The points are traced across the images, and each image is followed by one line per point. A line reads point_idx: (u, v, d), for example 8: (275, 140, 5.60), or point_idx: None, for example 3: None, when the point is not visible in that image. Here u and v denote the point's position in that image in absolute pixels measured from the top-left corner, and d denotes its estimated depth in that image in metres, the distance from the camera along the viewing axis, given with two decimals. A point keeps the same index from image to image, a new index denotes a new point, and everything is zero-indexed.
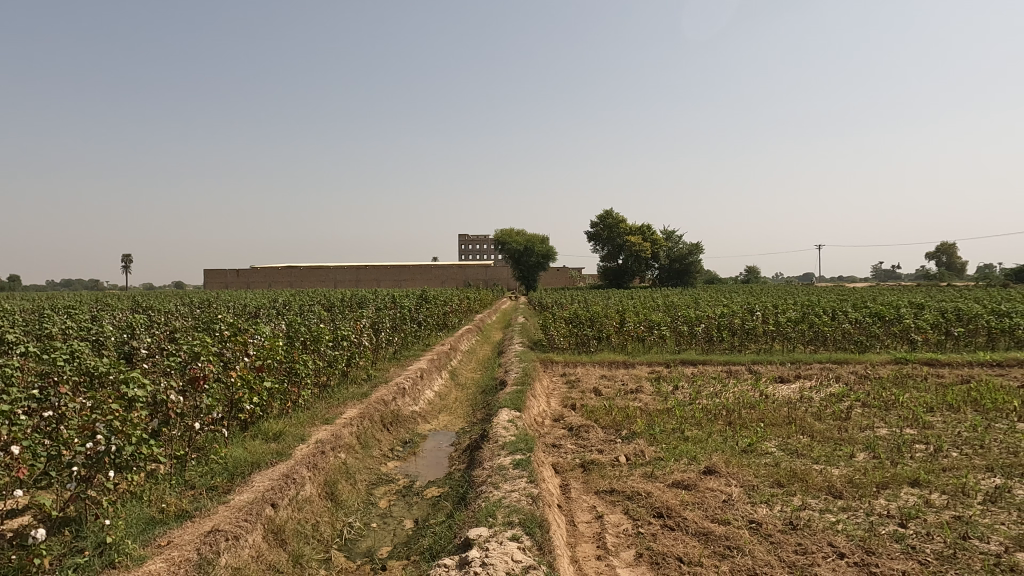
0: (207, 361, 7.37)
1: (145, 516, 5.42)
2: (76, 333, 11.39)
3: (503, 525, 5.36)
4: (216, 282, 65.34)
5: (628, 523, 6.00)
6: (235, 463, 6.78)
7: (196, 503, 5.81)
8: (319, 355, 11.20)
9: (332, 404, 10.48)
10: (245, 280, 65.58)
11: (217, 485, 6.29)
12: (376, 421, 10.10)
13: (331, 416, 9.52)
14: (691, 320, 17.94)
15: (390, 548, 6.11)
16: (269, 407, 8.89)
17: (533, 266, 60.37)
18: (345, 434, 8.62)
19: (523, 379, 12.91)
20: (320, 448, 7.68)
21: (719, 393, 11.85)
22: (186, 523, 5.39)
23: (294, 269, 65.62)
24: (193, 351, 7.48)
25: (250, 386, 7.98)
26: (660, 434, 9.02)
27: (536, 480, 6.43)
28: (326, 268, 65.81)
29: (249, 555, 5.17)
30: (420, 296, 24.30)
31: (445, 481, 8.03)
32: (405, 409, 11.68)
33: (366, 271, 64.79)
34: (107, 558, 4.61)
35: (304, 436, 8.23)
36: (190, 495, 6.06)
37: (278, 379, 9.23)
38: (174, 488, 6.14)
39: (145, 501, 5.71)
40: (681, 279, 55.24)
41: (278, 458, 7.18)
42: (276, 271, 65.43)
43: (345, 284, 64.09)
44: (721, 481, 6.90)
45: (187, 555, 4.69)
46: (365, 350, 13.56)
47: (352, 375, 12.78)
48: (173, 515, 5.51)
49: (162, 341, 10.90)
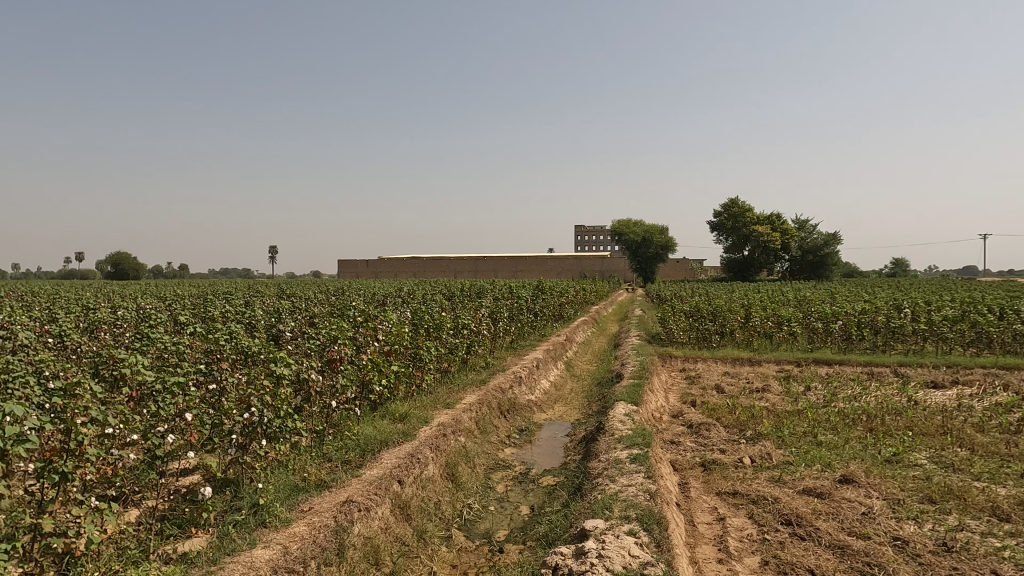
0: (342, 344, 8.01)
1: (290, 483, 5.96)
2: (233, 316, 12.82)
3: (619, 519, 5.31)
4: (348, 271, 70.61)
5: (752, 529, 5.71)
6: (366, 440, 7.28)
7: (333, 474, 6.32)
8: (441, 342, 11.69)
9: (452, 389, 10.91)
10: (373, 270, 70.15)
11: (351, 460, 6.79)
12: (494, 408, 10.39)
13: (451, 401, 9.92)
14: (826, 317, 16.58)
15: (506, 532, 6.27)
16: (396, 389, 9.43)
17: (652, 259, 58.77)
18: (464, 419, 8.95)
19: (640, 372, 12.67)
20: (442, 431, 8.05)
21: (858, 396, 10.87)
22: (324, 492, 5.88)
23: (418, 260, 69.03)
24: (331, 335, 8.16)
25: (379, 368, 8.52)
26: (790, 437, 8.46)
27: (653, 476, 6.30)
28: (447, 258, 68.53)
29: (379, 526, 5.54)
30: (536, 287, 24.55)
31: (560, 471, 8.08)
32: (521, 397, 11.91)
33: (483, 262, 66.62)
34: (260, 518, 5.15)
35: (427, 418, 8.65)
36: (328, 466, 6.59)
37: (404, 363, 9.78)
38: (314, 459, 6.71)
39: (290, 469, 6.29)
40: (814, 273, 51.22)
41: (404, 438, 7.62)
42: (401, 262, 69.22)
43: (465, 274, 66.44)
44: (859, 492, 6.35)
45: (325, 521, 5.11)
46: (483, 338, 13.98)
47: (471, 362, 13.22)
48: (313, 484, 6.03)
49: (303, 325, 11.96)
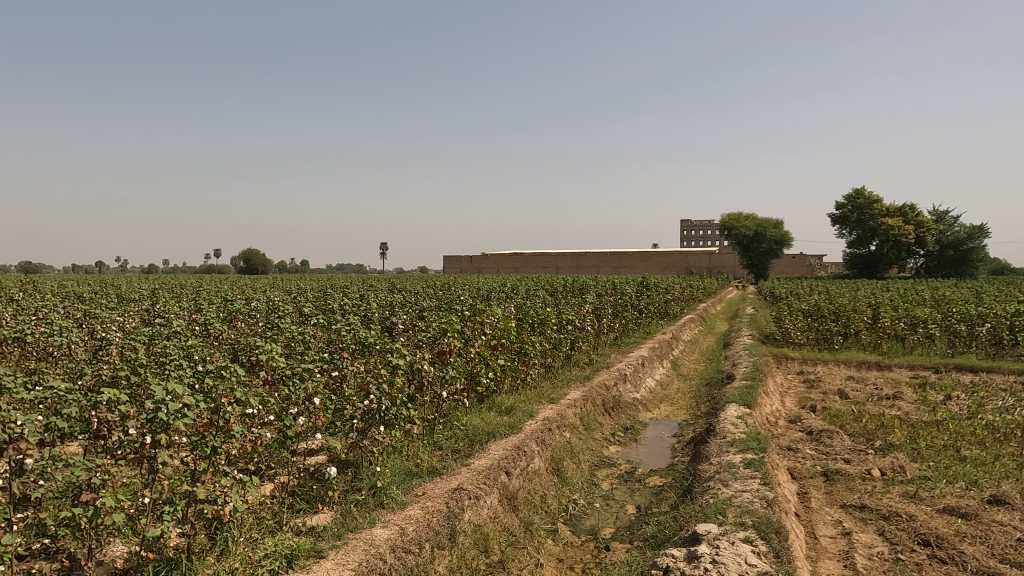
0: (452, 337, 8.29)
1: (404, 468, 6.25)
2: (351, 308, 13.65)
3: (734, 525, 5.09)
4: (454, 267, 72.87)
5: (883, 547, 5.26)
6: (474, 431, 7.49)
7: (444, 462, 6.56)
8: (545, 338, 11.76)
9: (556, 385, 10.96)
10: (478, 266, 71.92)
11: (460, 449, 7.02)
12: (598, 405, 10.31)
13: (556, 396, 9.96)
14: (972, 319, 14.89)
15: (612, 530, 6.22)
16: (502, 382, 9.62)
17: (765, 254, 55.63)
18: (569, 414, 8.97)
19: (753, 373, 12.05)
20: (548, 425, 8.12)
21: (1011, 409, 9.68)
22: (436, 479, 6.12)
23: (520, 256, 69.89)
24: (441, 328, 8.47)
25: (486, 361, 8.73)
26: (927, 450, 7.70)
27: (770, 483, 5.98)
28: (549, 255, 68.81)
29: (487, 515, 5.69)
30: (640, 283, 24.04)
31: (668, 472, 7.88)
32: (626, 395, 11.73)
33: (586, 257, 66.22)
34: (378, 499, 5.45)
35: (532, 412, 8.75)
36: (439, 454, 6.85)
37: (510, 357, 9.95)
38: (427, 447, 6.99)
39: (404, 455, 6.60)
40: (955, 270, 45.95)
41: (510, 431, 7.76)
42: (504, 258, 70.40)
43: (567, 270, 66.41)
44: (1014, 515, 5.66)
45: (438, 506, 5.33)
46: (587, 334, 13.91)
47: (575, 358, 13.20)
48: (426, 470, 6.29)
49: (414, 318, 12.50)
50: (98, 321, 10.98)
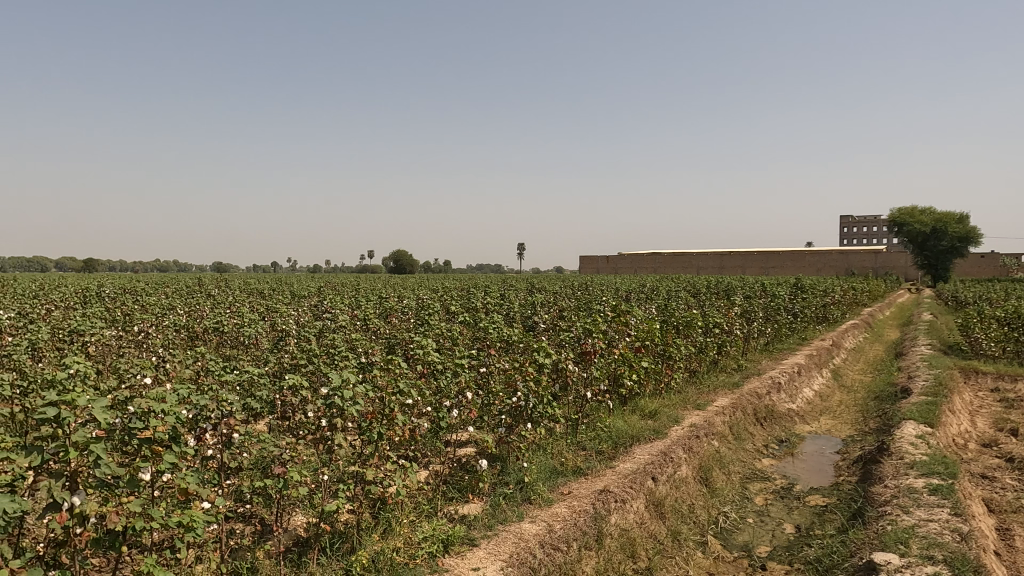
0: (596, 338, 8.25)
1: (549, 465, 6.33)
2: (494, 307, 14.11)
3: (919, 558, 4.53)
4: (590, 267, 72.66)
5: None
6: (618, 433, 7.39)
7: (588, 462, 6.55)
8: (690, 341, 11.29)
9: (702, 390, 10.48)
10: (615, 266, 71.05)
11: (604, 451, 6.96)
12: (749, 414, 9.71)
13: (702, 402, 9.53)
14: None
15: (769, 549, 5.80)
16: (645, 385, 9.39)
17: (946, 254, 48.97)
18: (717, 422, 8.54)
19: (934, 388, 10.66)
20: (695, 432, 7.80)
21: None
22: (581, 479, 6.14)
23: (660, 256, 67.91)
24: (585, 328, 8.46)
25: (629, 363, 8.58)
26: None
27: (963, 514, 5.24)
28: (691, 254, 66.11)
29: (634, 520, 5.59)
30: (793, 285, 22.29)
31: (832, 492, 7.22)
32: (780, 405, 10.92)
33: (730, 257, 62.73)
34: (525, 494, 5.58)
35: (678, 418, 8.45)
36: (583, 454, 6.85)
37: (653, 360, 9.69)
38: (570, 446, 7.02)
39: (549, 453, 6.68)
40: None
41: (655, 435, 7.57)
42: (642, 258, 68.81)
43: (709, 271, 63.39)
44: None
45: (585, 506, 5.34)
46: (736, 339, 13.15)
47: (721, 363, 12.54)
48: (570, 469, 6.32)
49: (555, 318, 12.62)
50: (278, 314, 12.39)
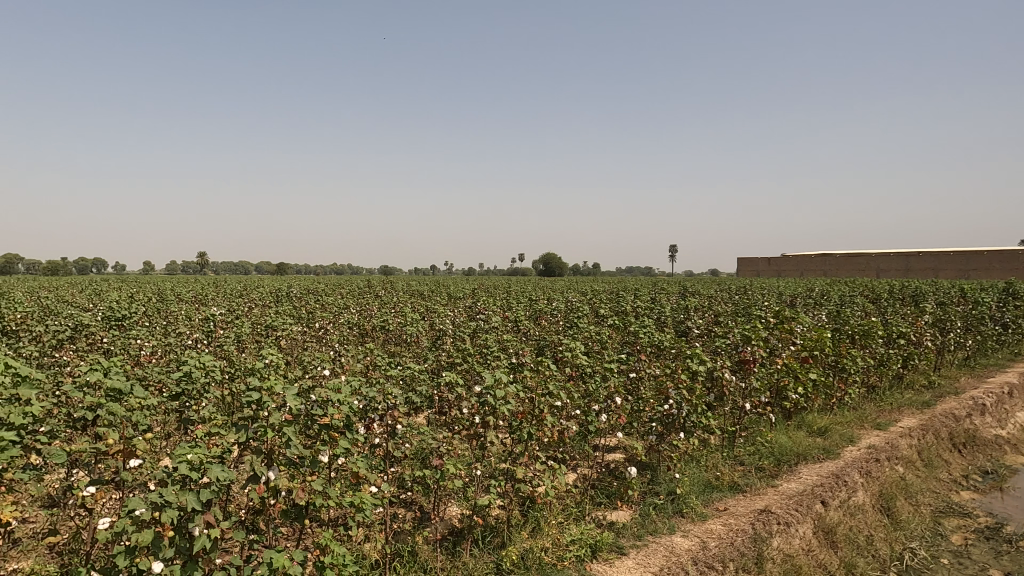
0: (756, 346, 7.70)
1: (703, 479, 6.02)
2: (644, 310, 13.80)
3: None
4: (749, 270, 68.18)
5: None
6: (781, 450, 6.83)
7: (746, 479, 6.13)
8: (869, 352, 10.11)
9: (883, 408, 9.33)
10: (777, 268, 65.96)
11: (765, 467, 6.47)
12: (943, 439, 8.45)
13: (883, 421, 8.48)
14: None
15: None
16: (813, 399, 8.58)
17: None
18: (902, 445, 7.55)
19: None
20: (874, 455, 6.97)
21: None
22: (738, 495, 5.77)
23: (831, 258, 61.78)
24: (744, 335, 7.94)
25: (795, 374, 7.89)
26: None
27: None
28: (869, 255, 59.30)
29: (799, 545, 5.11)
30: (1003, 291, 19.05)
31: None
32: (984, 431, 9.38)
33: (919, 258, 55.26)
34: (677, 506, 5.36)
35: (853, 437, 7.60)
36: (740, 469, 6.42)
37: (823, 372, 8.82)
38: (726, 460, 6.62)
39: (702, 465, 6.36)
40: None
41: (825, 455, 6.88)
42: (810, 260, 63.09)
43: (892, 274, 56.38)
44: None
45: (743, 526, 5.00)
46: (926, 351, 11.53)
47: (907, 379, 11.07)
48: (726, 485, 5.96)
49: (710, 323, 12.01)
50: (437, 314, 13.19)
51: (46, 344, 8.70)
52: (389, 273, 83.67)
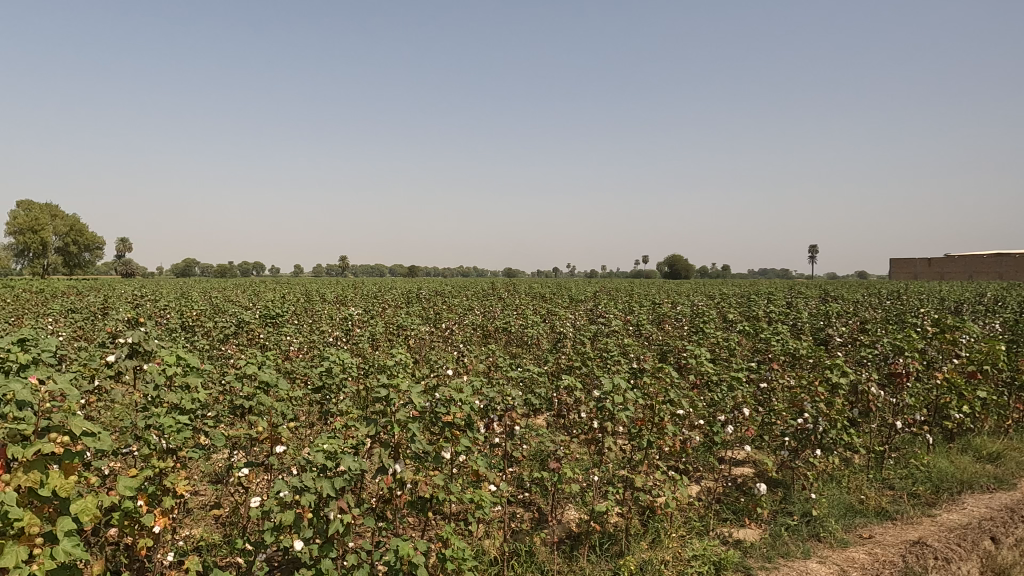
0: (910, 357, 6.92)
1: (845, 501, 5.50)
2: (777, 316, 12.92)
3: None
4: (904, 272, 61.38)
5: None
6: (941, 475, 6.07)
7: (897, 505, 5.51)
8: None
9: None
10: (939, 270, 58.76)
11: (920, 494, 5.77)
12: None
13: None
14: None
15: None
16: (982, 420, 7.54)
17: None
18: None
19: None
20: None
21: None
22: (887, 523, 5.19)
23: (1008, 258, 53.92)
24: (895, 345, 7.17)
25: (958, 391, 6.98)
26: None
27: None
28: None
29: None
30: None
31: None
32: None
33: None
34: (813, 529, 4.94)
35: None
36: (889, 494, 5.79)
37: (996, 389, 7.71)
38: (873, 482, 6.00)
39: (844, 487, 5.81)
40: None
41: (997, 485, 6.00)
42: (981, 260, 55.51)
43: None
44: None
45: (892, 558, 4.48)
46: None
47: None
48: (872, 510, 5.40)
49: (855, 330, 10.98)
50: (557, 317, 13.27)
51: (215, 339, 9.90)
52: (512, 275, 85.44)
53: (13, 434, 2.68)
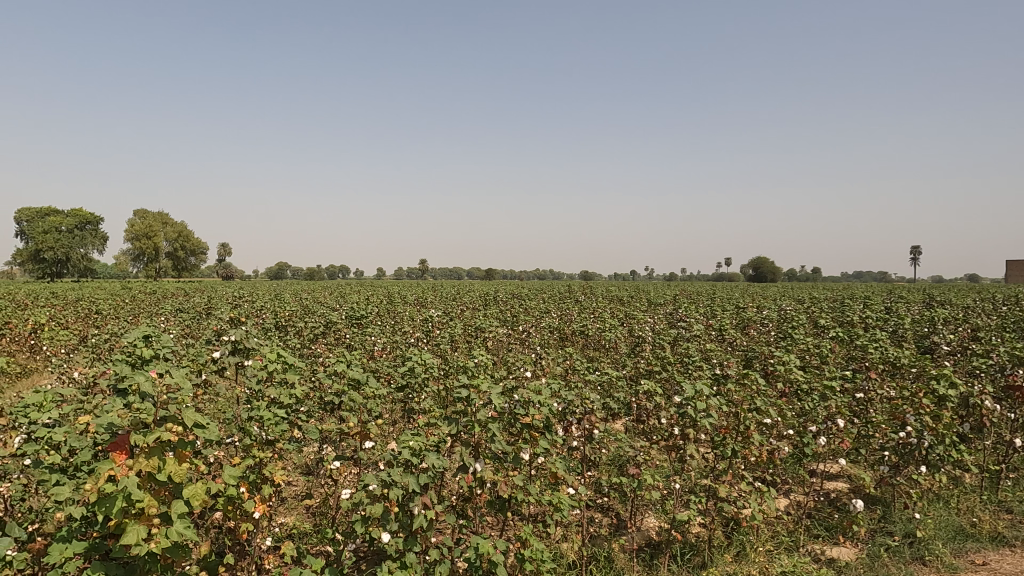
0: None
1: (954, 524, 5.05)
2: (875, 322, 12.09)
3: None
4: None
5: None
6: None
7: (1016, 530, 5.00)
8: None
9: None
10: None
11: None
12: None
13: None
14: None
15: None
16: None
17: None
18: None
19: None
20: None
21: None
22: (1004, 550, 4.73)
23: None
24: (1014, 355, 6.53)
25: None
26: None
27: None
28: None
29: None
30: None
31: None
32: None
33: None
34: (917, 552, 4.58)
35: None
36: (1007, 518, 5.26)
37: None
38: (988, 504, 5.48)
39: (953, 508, 5.35)
40: None
41: None
42: None
43: None
44: None
45: None
46: None
47: None
48: (987, 535, 4.93)
49: (966, 339, 10.10)
50: (637, 321, 13.07)
51: (307, 338, 10.48)
52: (589, 278, 84.87)
53: (136, 422, 2.96)
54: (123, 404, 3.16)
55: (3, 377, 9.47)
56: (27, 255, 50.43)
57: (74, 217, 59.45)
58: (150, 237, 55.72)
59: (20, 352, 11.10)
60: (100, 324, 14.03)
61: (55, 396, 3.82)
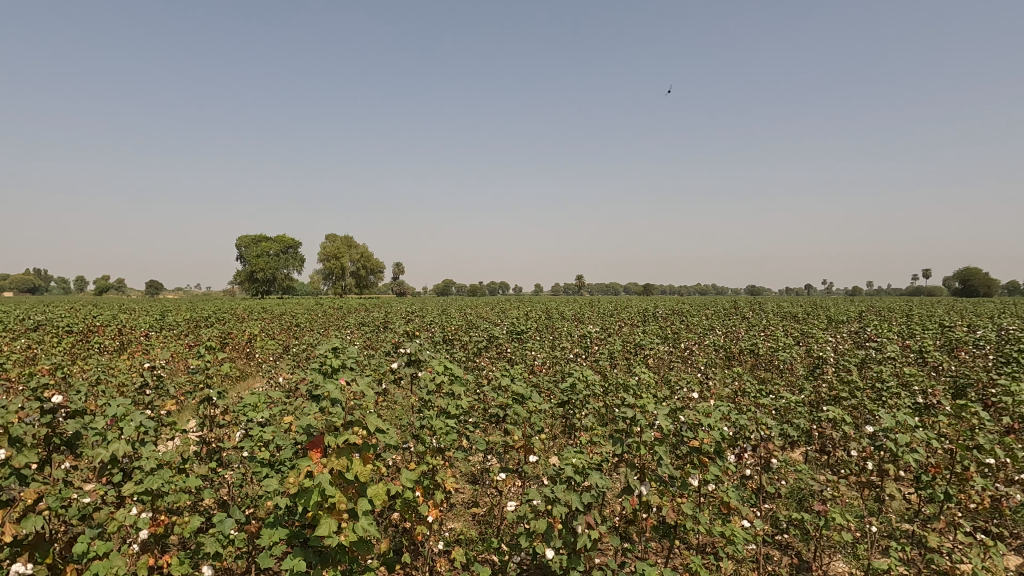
0: None
1: None
2: None
3: None
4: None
5: None
6: None
7: None
8: None
9: None
10: None
11: None
12: None
13: None
14: None
15: None
16: None
17: None
18: None
19: None
20: None
21: None
22: None
23: None
24: None
25: None
26: None
27: None
28: None
29: None
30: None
31: None
32: None
33: None
34: None
35: None
36: None
37: None
38: None
39: None
40: None
41: None
42: None
43: None
44: None
45: None
46: None
47: None
48: None
49: None
50: (817, 339, 11.85)
51: (471, 351, 11.06)
52: (758, 293, 79.48)
53: (327, 425, 3.29)
54: (318, 409, 3.51)
55: (226, 379, 11.20)
56: (245, 276, 59.52)
57: (280, 241, 69.08)
58: (337, 258, 62.70)
59: (239, 357, 13.01)
60: (298, 336, 16.08)
61: (267, 398, 4.38)
